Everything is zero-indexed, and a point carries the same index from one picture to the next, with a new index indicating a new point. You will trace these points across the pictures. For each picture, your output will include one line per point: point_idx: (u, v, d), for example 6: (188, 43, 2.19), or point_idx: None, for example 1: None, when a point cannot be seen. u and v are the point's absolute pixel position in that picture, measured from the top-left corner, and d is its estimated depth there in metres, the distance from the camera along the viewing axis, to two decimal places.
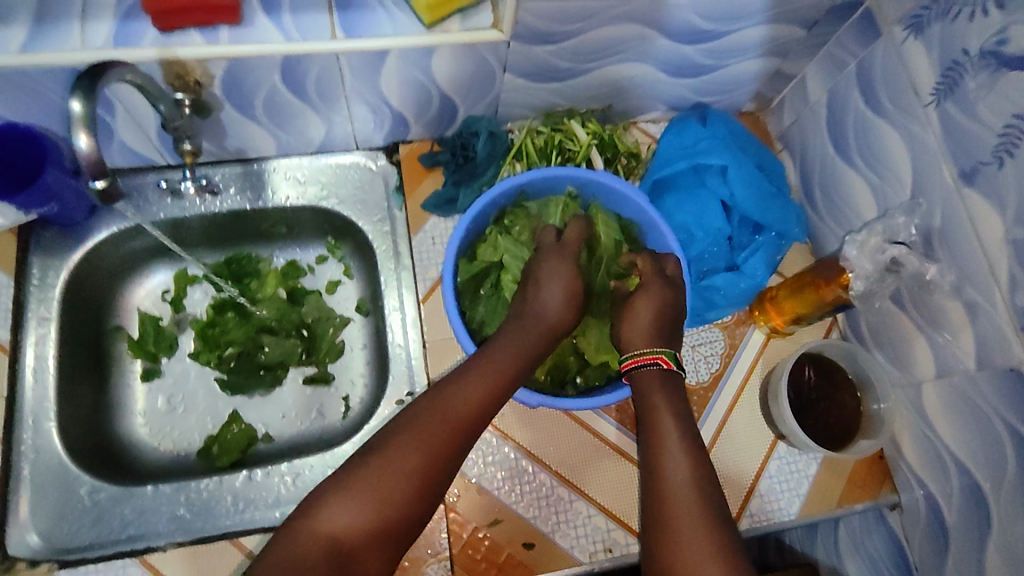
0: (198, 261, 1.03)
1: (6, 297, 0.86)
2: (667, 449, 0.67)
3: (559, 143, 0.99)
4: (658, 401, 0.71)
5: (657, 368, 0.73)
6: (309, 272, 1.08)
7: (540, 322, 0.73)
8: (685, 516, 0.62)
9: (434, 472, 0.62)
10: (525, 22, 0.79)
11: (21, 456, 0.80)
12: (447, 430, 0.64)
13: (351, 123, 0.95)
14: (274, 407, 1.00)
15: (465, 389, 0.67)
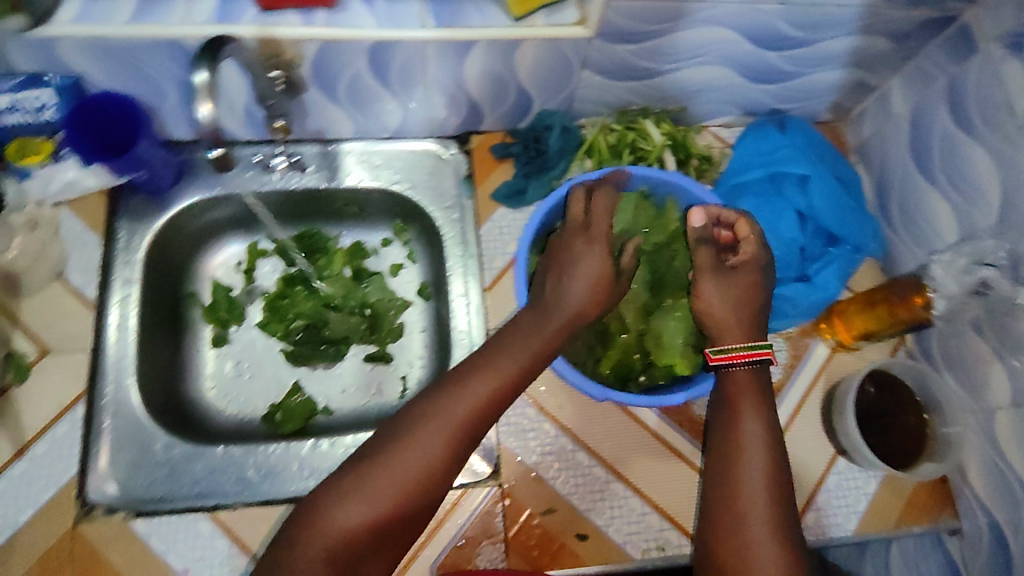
0: (270, 236, 1.07)
1: (95, 255, 0.89)
2: (746, 454, 0.68)
3: (632, 142, 0.98)
4: (746, 407, 0.71)
5: (751, 367, 0.74)
6: (373, 253, 1.10)
7: (556, 309, 0.74)
8: (760, 525, 0.64)
9: (437, 472, 0.65)
10: (610, 21, 0.80)
11: (102, 409, 0.82)
12: (448, 434, 0.66)
13: (427, 112, 0.96)
14: (333, 381, 1.03)
15: (470, 390, 0.68)
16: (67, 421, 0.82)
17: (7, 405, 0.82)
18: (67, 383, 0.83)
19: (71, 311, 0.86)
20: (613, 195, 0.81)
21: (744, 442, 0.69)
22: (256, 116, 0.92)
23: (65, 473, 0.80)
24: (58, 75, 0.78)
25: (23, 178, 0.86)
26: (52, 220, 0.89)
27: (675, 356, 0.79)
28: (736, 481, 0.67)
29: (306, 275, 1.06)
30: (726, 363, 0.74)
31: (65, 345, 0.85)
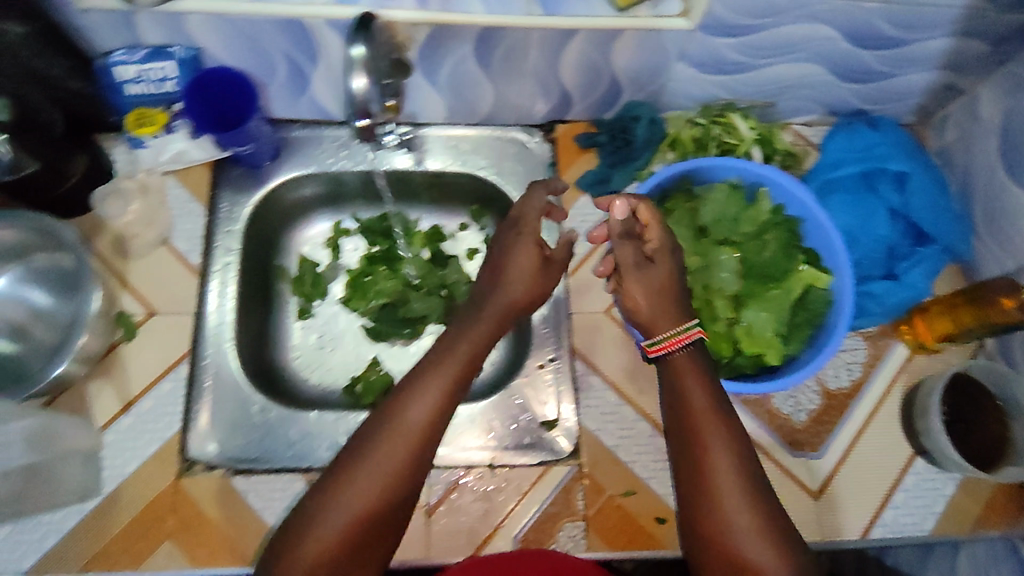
0: (353, 216, 1.10)
1: (199, 224, 0.93)
2: (710, 439, 0.66)
3: (718, 135, 0.99)
4: (699, 402, 0.69)
5: (689, 348, 0.72)
6: (450, 237, 1.12)
7: (489, 308, 0.76)
8: (740, 508, 0.63)
9: (402, 482, 0.65)
10: (715, 13, 0.81)
11: (204, 369, 0.86)
12: (403, 448, 0.65)
13: (518, 99, 0.97)
14: (410, 358, 1.06)
15: (413, 400, 0.67)
16: (172, 378, 0.86)
17: (115, 362, 0.86)
18: (172, 344, 0.87)
19: (175, 276, 0.90)
20: (545, 200, 0.85)
21: (705, 426, 0.67)
22: (355, 99, 0.94)
23: (169, 428, 0.84)
24: (181, 48, 0.80)
25: (137, 146, 0.90)
26: (160, 188, 0.92)
27: (765, 345, 0.80)
28: (708, 469, 0.66)
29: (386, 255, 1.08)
30: (661, 353, 0.73)
31: (169, 308, 0.89)
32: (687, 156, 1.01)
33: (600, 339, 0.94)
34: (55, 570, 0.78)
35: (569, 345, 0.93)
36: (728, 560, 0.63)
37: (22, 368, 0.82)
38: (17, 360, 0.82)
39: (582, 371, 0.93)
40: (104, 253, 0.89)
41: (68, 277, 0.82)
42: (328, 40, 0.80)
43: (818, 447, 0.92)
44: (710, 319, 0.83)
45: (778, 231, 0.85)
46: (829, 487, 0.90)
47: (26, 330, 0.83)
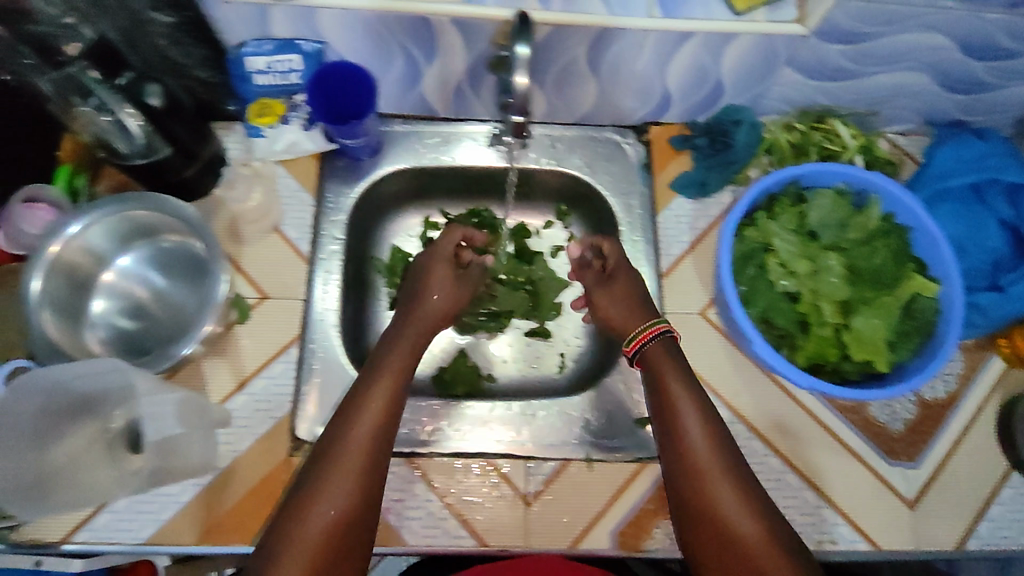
0: (442, 211, 1.11)
1: (308, 212, 0.95)
2: (685, 420, 0.77)
3: (819, 141, 1.00)
4: (676, 401, 0.79)
5: (661, 338, 0.85)
6: (535, 234, 1.13)
7: (412, 324, 0.89)
8: (717, 474, 0.74)
9: (367, 473, 0.72)
10: (834, 18, 0.81)
11: (311, 352, 0.89)
12: (359, 453, 0.73)
13: (618, 100, 0.99)
14: (495, 351, 1.08)
15: (365, 410, 0.76)
16: (283, 360, 0.89)
17: (229, 342, 0.88)
18: (282, 327, 0.90)
19: (285, 261, 0.93)
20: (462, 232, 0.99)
21: (681, 411, 0.78)
22: (461, 96, 0.96)
23: (281, 408, 0.87)
24: (308, 41, 0.83)
25: (254, 135, 0.93)
26: (271, 176, 0.94)
27: (873, 351, 0.81)
28: (685, 446, 0.76)
29: None
30: (640, 345, 0.85)
31: (280, 292, 0.91)
32: (782, 161, 1.02)
33: (696, 340, 0.95)
34: (172, 540, 0.81)
35: None
36: (715, 526, 0.71)
37: (146, 349, 0.83)
38: (141, 342, 0.84)
39: None
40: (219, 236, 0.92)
41: (196, 265, 0.87)
42: (448, 40, 0.82)
43: (914, 456, 0.93)
44: (817, 323, 0.83)
45: (888, 240, 0.85)
46: (925, 497, 0.91)
47: (146, 312, 0.85)
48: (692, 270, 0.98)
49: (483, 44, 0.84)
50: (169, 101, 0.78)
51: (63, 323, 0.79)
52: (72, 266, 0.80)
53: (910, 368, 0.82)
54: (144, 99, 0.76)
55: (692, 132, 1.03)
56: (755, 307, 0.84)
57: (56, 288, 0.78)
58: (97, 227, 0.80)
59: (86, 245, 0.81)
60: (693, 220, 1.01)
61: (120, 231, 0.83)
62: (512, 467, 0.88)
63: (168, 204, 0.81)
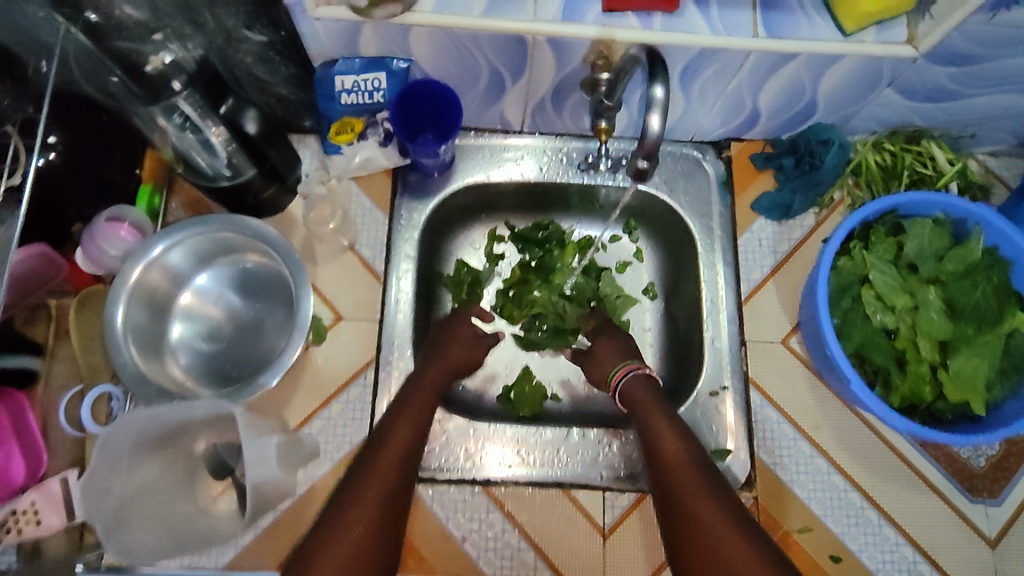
0: (507, 223, 1.08)
1: (381, 230, 0.93)
2: (667, 438, 0.78)
3: (911, 165, 0.95)
4: (658, 423, 0.80)
5: (642, 375, 0.86)
6: (601, 249, 1.07)
7: (430, 374, 0.82)
8: (692, 483, 0.73)
9: (393, 500, 0.70)
10: (950, 41, 0.76)
11: (386, 374, 0.86)
12: (386, 480, 0.70)
13: (701, 117, 0.94)
14: (559, 370, 1.04)
15: (392, 438, 0.74)
16: (359, 384, 0.87)
17: (307, 364, 0.87)
18: (358, 350, 0.88)
19: (359, 280, 0.91)
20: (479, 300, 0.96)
21: (660, 427, 0.79)
22: (540, 108, 0.92)
23: (357, 433, 0.85)
24: (398, 59, 0.80)
25: (332, 152, 0.90)
26: (345, 193, 0.94)
27: (971, 391, 0.77)
28: (666, 461, 0.76)
29: (538, 264, 1.04)
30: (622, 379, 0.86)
31: (356, 313, 0.90)
32: (870, 183, 0.98)
33: (778, 370, 0.93)
34: (248, 566, 0.80)
35: (742, 373, 0.92)
36: (693, 535, 0.69)
37: (229, 373, 0.82)
38: (222, 365, 0.82)
39: (759, 402, 0.91)
40: None
41: (275, 284, 0.85)
42: (546, 53, 0.79)
43: (996, 494, 0.89)
44: (914, 360, 0.80)
45: (990, 275, 0.79)
46: (1006, 536, 0.88)
47: (222, 333, 0.84)
48: (774, 295, 0.96)
49: (575, 63, 0.80)
50: (264, 125, 0.81)
51: (147, 353, 0.78)
52: (153, 290, 0.80)
53: (1007, 411, 0.78)
54: (243, 123, 0.78)
55: (776, 150, 0.99)
56: (851, 342, 0.81)
57: (137, 316, 0.78)
58: (175, 249, 0.80)
59: (167, 266, 0.80)
60: (775, 244, 0.98)
61: (197, 252, 0.82)
62: (588, 497, 0.87)
63: (249, 224, 0.79)
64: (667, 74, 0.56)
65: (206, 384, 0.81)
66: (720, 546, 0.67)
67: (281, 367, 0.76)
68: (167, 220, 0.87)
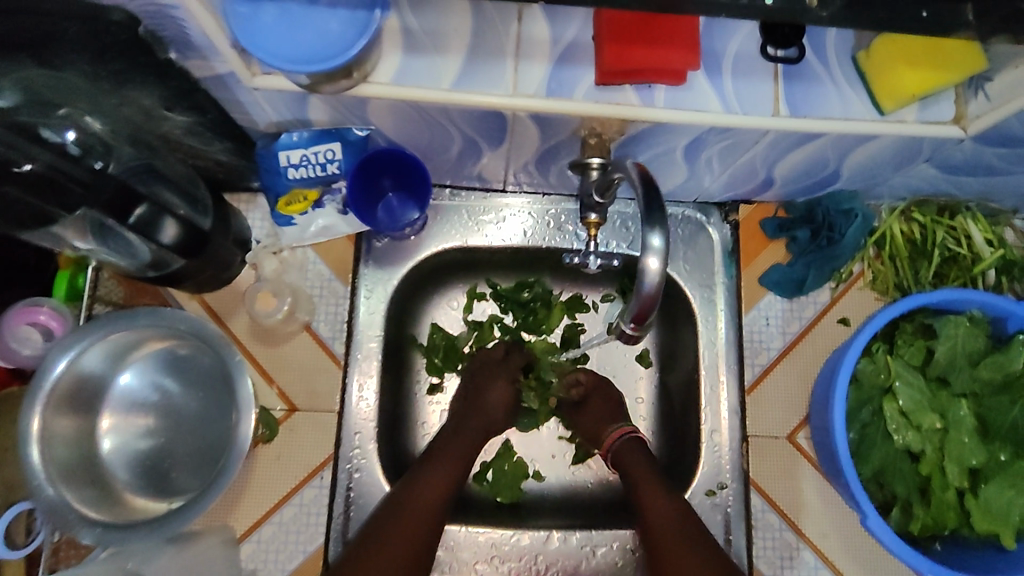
0: (488, 280, 0.93)
1: (342, 305, 0.83)
2: (651, 501, 0.75)
3: (942, 240, 0.84)
4: (644, 480, 0.76)
5: (632, 438, 0.81)
6: (592, 309, 0.94)
7: (475, 419, 0.83)
8: (682, 551, 0.70)
9: (423, 541, 0.72)
10: (1007, 125, 0.64)
11: (345, 467, 0.78)
12: (419, 521, 0.72)
13: (708, 182, 0.83)
14: (542, 446, 0.90)
15: (429, 478, 0.76)
16: (314, 485, 0.78)
17: (256, 462, 0.78)
18: (315, 446, 0.79)
19: (318, 364, 0.82)
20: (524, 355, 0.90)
21: (646, 491, 0.75)
22: (523, 172, 0.81)
23: (312, 541, 0.77)
24: (356, 128, 0.68)
25: (283, 224, 0.80)
26: (301, 262, 0.83)
27: (1001, 524, 0.69)
28: (653, 525, 0.73)
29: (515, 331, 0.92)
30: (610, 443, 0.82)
31: (311, 403, 0.80)
32: (894, 256, 0.87)
33: (784, 469, 0.84)
34: None
35: (742, 473, 0.83)
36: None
37: (168, 473, 0.74)
38: (160, 466, 0.74)
39: (760, 506, 0.83)
40: (240, 337, 0.81)
41: (213, 372, 0.75)
42: (529, 127, 0.67)
43: None
44: (939, 487, 0.71)
45: None
46: None
47: (159, 431, 0.75)
48: (781, 384, 0.86)
49: (563, 136, 0.69)
50: (187, 235, 0.68)
51: (76, 483, 0.68)
52: (70, 410, 0.69)
53: None
54: (159, 235, 0.65)
55: (790, 215, 0.88)
56: (869, 464, 0.72)
57: (58, 451, 0.68)
58: (86, 353, 0.69)
59: (82, 372, 0.69)
60: (785, 323, 0.87)
61: (112, 348, 0.71)
62: None
63: (184, 316, 0.70)
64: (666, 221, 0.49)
65: (139, 491, 0.73)
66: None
67: (231, 471, 0.69)
68: (98, 292, 0.76)
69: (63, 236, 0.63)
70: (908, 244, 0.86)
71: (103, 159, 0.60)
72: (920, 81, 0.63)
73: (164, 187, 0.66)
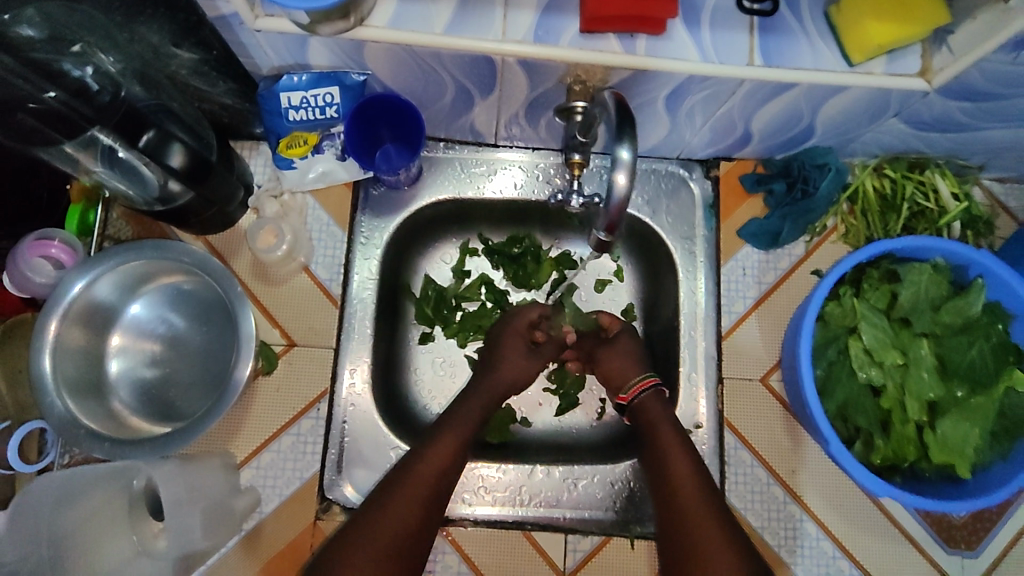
0: (480, 235, 0.97)
1: (339, 249, 0.88)
2: (674, 453, 0.75)
3: (911, 194, 0.89)
4: (663, 432, 0.77)
5: (654, 391, 0.81)
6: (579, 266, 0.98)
7: (487, 382, 0.84)
8: (691, 500, 0.70)
9: (432, 505, 0.70)
10: (967, 78, 0.68)
11: (340, 398, 0.83)
12: (435, 474, 0.72)
13: (691, 137, 0.87)
14: (530, 392, 0.95)
15: (444, 437, 0.76)
16: (311, 416, 0.83)
17: (256, 393, 0.83)
18: (312, 379, 0.84)
19: (317, 304, 0.86)
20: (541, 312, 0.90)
21: (670, 444, 0.76)
22: (513, 124, 0.85)
23: (308, 468, 0.82)
24: (353, 72, 0.73)
25: (284, 167, 0.84)
26: (301, 207, 0.87)
27: (955, 456, 0.74)
28: (673, 476, 0.73)
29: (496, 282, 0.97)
30: (635, 395, 0.82)
31: (309, 340, 0.85)
32: (866, 211, 0.91)
33: (756, 409, 0.88)
34: None
35: (717, 413, 0.88)
36: (693, 549, 0.66)
37: (172, 400, 0.79)
38: (164, 394, 0.79)
39: (733, 445, 0.87)
40: (242, 277, 0.86)
41: (215, 306, 0.81)
42: (516, 74, 0.71)
43: (975, 545, 0.85)
44: (899, 421, 0.76)
45: (990, 333, 0.74)
46: None
47: (165, 360, 0.80)
48: (757, 332, 0.90)
49: (549, 83, 0.73)
50: (194, 163, 0.71)
51: (82, 397, 0.73)
52: (80, 335, 0.74)
53: (995, 475, 0.74)
54: (166, 160, 0.69)
55: (767, 172, 0.92)
56: (833, 399, 0.76)
57: (69, 366, 0.73)
58: (99, 281, 0.74)
59: (94, 300, 0.75)
60: (761, 274, 0.92)
61: (124, 281, 0.77)
62: (548, 539, 0.84)
63: (185, 252, 0.75)
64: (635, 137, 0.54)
65: (146, 416, 0.78)
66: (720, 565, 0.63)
67: (233, 392, 0.73)
68: (107, 231, 0.81)
69: (81, 158, 0.68)
70: (879, 199, 0.90)
71: (115, 96, 0.65)
72: (884, 33, 0.66)
73: (175, 124, 0.71)
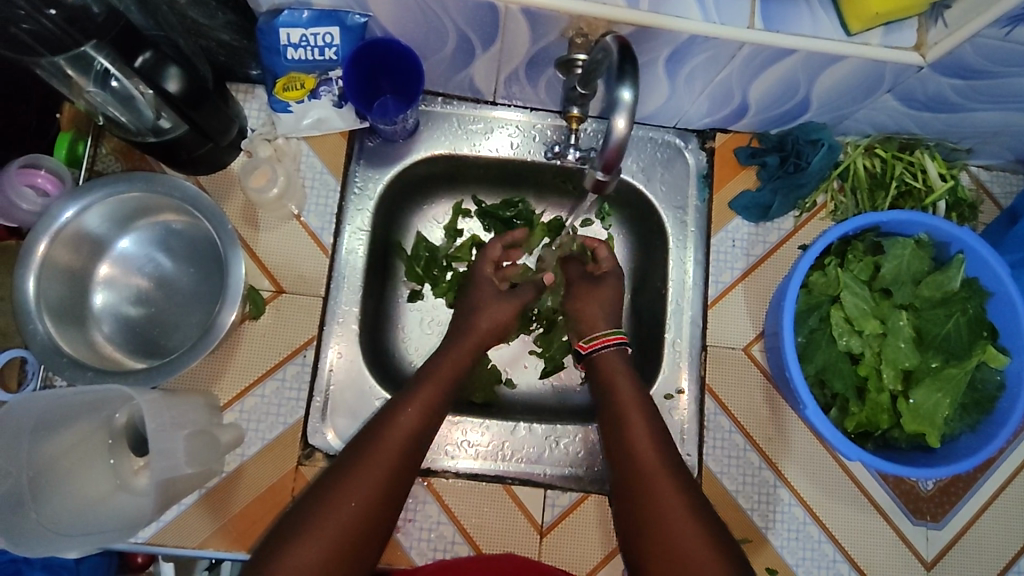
0: (474, 196, 0.97)
1: (332, 199, 0.87)
2: (633, 416, 0.75)
3: (900, 174, 0.90)
4: (623, 388, 0.78)
5: (616, 347, 0.82)
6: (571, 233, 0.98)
7: (472, 333, 0.84)
8: (649, 459, 0.71)
9: (405, 472, 0.68)
10: (961, 54, 0.69)
11: (328, 344, 0.83)
12: (406, 440, 0.70)
13: (688, 105, 0.88)
14: (515, 356, 0.95)
15: (416, 399, 0.73)
16: (297, 362, 0.83)
17: (241, 335, 0.83)
18: (299, 327, 0.84)
19: (305, 251, 0.86)
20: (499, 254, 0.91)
21: (629, 407, 0.76)
22: (510, 81, 0.84)
23: (292, 414, 0.82)
24: (355, 13, 0.74)
25: (280, 111, 0.84)
26: (294, 153, 0.87)
27: (927, 425, 0.76)
28: (631, 433, 0.74)
29: (478, 234, 0.97)
30: (596, 347, 0.82)
31: (298, 288, 0.85)
32: (856, 189, 0.92)
33: (737, 378, 0.90)
34: (175, 540, 0.78)
35: (699, 378, 0.89)
36: (641, 506, 0.68)
37: (157, 337, 0.80)
38: (149, 332, 0.80)
39: (713, 411, 0.89)
40: (233, 220, 0.86)
41: (202, 245, 0.81)
42: (517, 24, 0.71)
43: (939, 517, 0.88)
44: (875, 388, 0.79)
45: (966, 307, 0.77)
46: (944, 558, 0.87)
47: (152, 298, 0.80)
48: (742, 301, 0.91)
49: (551, 36, 0.73)
50: (190, 89, 0.70)
51: (63, 323, 0.74)
52: (67, 258, 0.75)
53: (962, 445, 0.78)
54: (163, 84, 0.68)
55: (762, 146, 0.93)
56: (812, 364, 0.79)
57: (53, 288, 0.74)
58: (90, 211, 0.75)
59: (84, 230, 0.76)
60: (750, 247, 0.93)
61: (116, 215, 0.77)
62: (528, 494, 0.85)
63: (172, 184, 0.75)
64: (637, 78, 0.59)
65: (129, 352, 0.79)
66: (686, 542, 0.64)
67: (217, 333, 0.73)
68: (95, 166, 0.81)
69: (76, 78, 0.68)
70: (869, 177, 0.92)
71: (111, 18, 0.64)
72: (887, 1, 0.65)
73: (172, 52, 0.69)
